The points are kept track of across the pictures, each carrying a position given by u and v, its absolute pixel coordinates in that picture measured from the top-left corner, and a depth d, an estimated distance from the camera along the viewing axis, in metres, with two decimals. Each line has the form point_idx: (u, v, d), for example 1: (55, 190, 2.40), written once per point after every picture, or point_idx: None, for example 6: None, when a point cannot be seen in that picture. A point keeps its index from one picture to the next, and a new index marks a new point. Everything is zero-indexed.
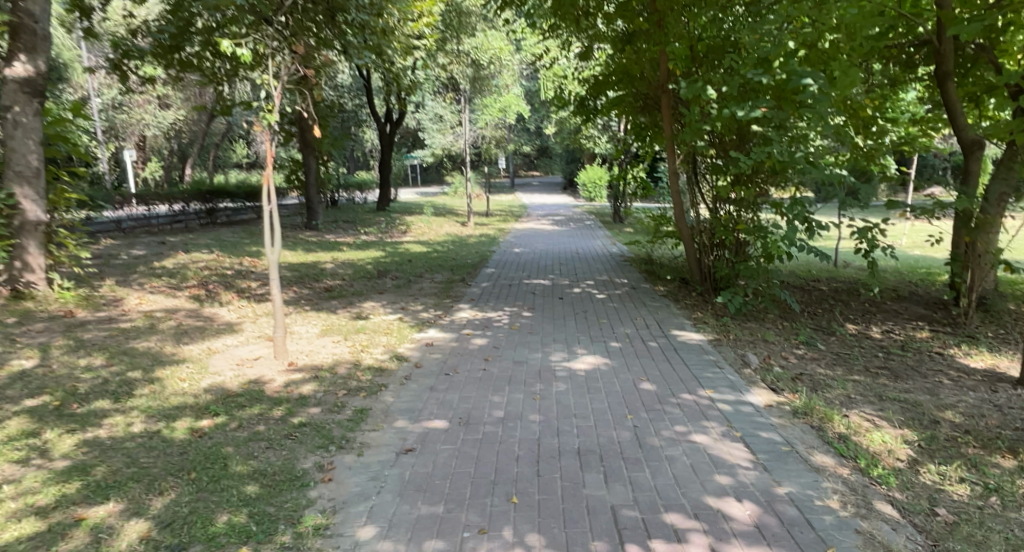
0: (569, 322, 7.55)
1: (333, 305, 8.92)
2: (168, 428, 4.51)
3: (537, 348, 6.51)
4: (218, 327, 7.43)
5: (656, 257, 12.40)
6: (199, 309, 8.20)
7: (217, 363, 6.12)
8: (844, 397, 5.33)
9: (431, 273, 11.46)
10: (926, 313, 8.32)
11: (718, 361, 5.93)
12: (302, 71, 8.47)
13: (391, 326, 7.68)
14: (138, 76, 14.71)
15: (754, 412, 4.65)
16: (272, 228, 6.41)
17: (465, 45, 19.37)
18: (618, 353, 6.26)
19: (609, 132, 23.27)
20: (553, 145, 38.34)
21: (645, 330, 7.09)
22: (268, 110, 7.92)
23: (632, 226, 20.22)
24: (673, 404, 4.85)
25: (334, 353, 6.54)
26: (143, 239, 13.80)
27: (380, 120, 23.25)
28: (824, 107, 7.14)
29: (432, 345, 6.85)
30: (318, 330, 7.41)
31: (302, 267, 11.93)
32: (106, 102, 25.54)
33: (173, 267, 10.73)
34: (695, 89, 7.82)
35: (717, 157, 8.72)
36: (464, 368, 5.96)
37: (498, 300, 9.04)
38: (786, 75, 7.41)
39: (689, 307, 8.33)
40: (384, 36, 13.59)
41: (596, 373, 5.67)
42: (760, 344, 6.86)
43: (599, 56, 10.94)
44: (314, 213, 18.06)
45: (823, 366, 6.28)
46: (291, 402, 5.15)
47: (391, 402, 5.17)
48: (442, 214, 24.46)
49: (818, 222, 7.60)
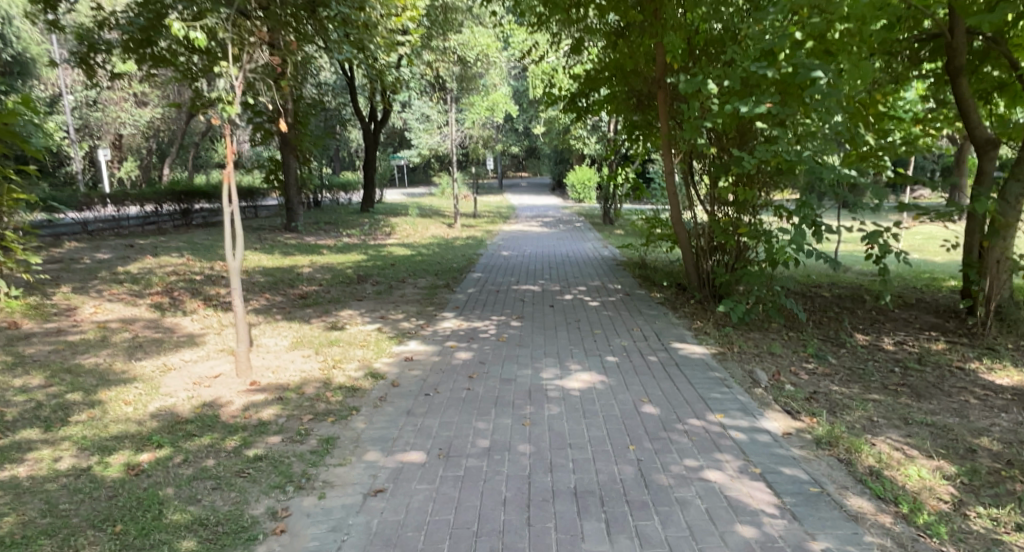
0: (560, 333, 6.98)
1: (307, 314, 8.32)
2: (101, 464, 3.93)
3: (527, 364, 5.94)
4: (178, 340, 6.83)
5: (650, 261, 11.87)
6: (159, 319, 7.60)
7: (170, 383, 5.54)
8: (867, 421, 4.80)
9: (413, 278, 10.88)
10: (938, 322, 7.82)
11: (725, 379, 5.38)
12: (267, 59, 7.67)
13: (368, 337, 7.09)
14: (107, 71, 14.03)
15: (772, 442, 4.11)
16: (234, 232, 5.85)
17: (452, 42, 18.75)
18: (615, 370, 5.69)
19: (599, 132, 22.75)
20: (541, 146, 37.81)
21: (642, 343, 6.54)
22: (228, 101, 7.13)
23: (623, 228, 19.70)
24: (680, 432, 4.31)
25: (304, 370, 5.95)
26: (110, 242, 13.14)
27: (364, 119, 22.61)
28: (834, 102, 6.61)
29: (411, 360, 6.26)
30: (288, 343, 6.82)
31: (277, 271, 11.32)
32: (79, 100, 24.75)
33: (138, 272, 10.11)
34: (694, 83, 7.27)
35: (717, 156, 8.18)
36: (445, 388, 5.38)
37: (484, 308, 8.48)
38: (792, 68, 6.89)
39: (688, 316, 7.80)
40: (366, 30, 12.94)
41: (592, 394, 5.11)
42: (767, 358, 6.34)
43: (591, 51, 10.37)
44: (295, 214, 17.60)
45: (838, 383, 5.75)
46: (248, 429, 4.58)
47: (362, 429, 4.58)
48: (427, 215, 23.86)
49: (826, 225, 7.06)
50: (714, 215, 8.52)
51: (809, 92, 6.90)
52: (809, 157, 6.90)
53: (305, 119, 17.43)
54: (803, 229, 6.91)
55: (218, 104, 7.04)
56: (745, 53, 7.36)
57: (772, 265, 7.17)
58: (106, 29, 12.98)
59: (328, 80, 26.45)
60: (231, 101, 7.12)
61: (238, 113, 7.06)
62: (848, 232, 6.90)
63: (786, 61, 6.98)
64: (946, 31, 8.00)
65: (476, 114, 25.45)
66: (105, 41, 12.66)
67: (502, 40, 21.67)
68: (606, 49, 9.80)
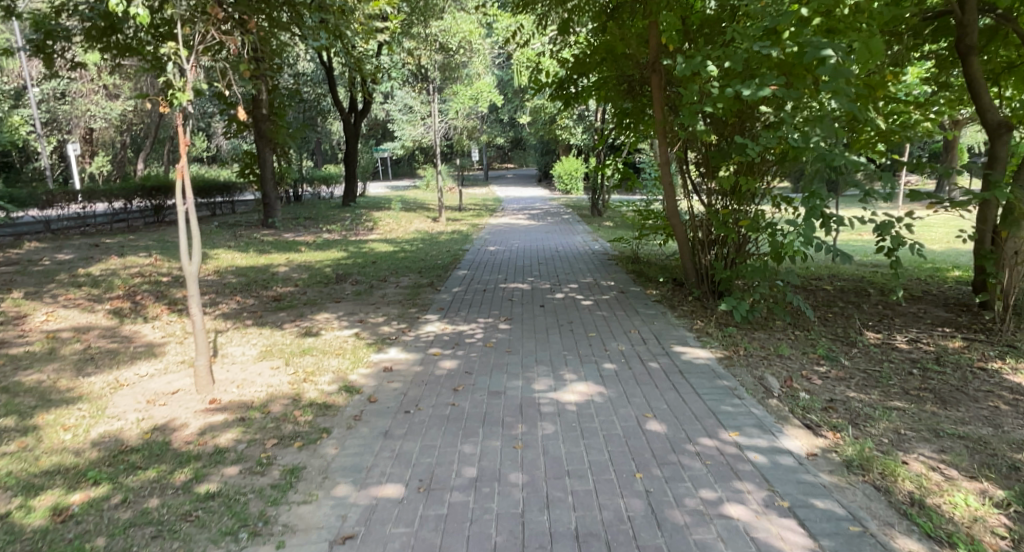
0: (552, 337, 6.47)
1: (280, 319, 7.75)
2: (23, 509, 3.45)
3: (518, 374, 5.42)
4: (135, 351, 6.27)
5: (643, 255, 11.39)
6: (117, 328, 7.02)
7: (119, 403, 5.00)
8: (895, 435, 4.31)
9: (395, 277, 10.32)
10: (950, 317, 7.35)
11: (735, 388, 4.88)
12: (223, 39, 6.88)
13: (344, 345, 6.55)
14: (68, 60, 13.34)
15: (798, 466, 3.63)
16: (190, 234, 5.31)
17: (433, 28, 18.08)
18: (614, 380, 5.19)
19: (585, 122, 22.18)
20: (527, 136, 37.18)
21: (642, 347, 6.04)
22: (180, 86, 6.40)
23: (612, 220, 19.20)
24: (691, 454, 3.83)
25: (272, 384, 5.41)
26: (73, 242, 12.48)
27: (344, 110, 21.92)
28: (845, 83, 6.12)
29: (389, 371, 5.72)
30: (256, 353, 6.26)
31: (251, 271, 10.73)
32: (45, 92, 23.90)
33: (100, 275, 9.50)
34: (693, 65, 6.79)
35: (717, 143, 7.67)
36: (428, 404, 4.86)
37: (470, 309, 7.95)
38: (798, 46, 6.40)
39: (688, 315, 7.31)
40: (343, 15, 12.38)
41: (590, 408, 4.60)
42: (776, 361, 5.85)
43: (579, 34, 9.90)
44: (272, 210, 17.00)
45: (855, 389, 5.27)
46: (203, 459, 4.05)
47: (333, 456, 4.06)
48: (411, 209, 23.24)
49: (836, 215, 6.41)
50: (715, 205, 8.04)
51: (820, 72, 6.41)
52: (819, 144, 6.39)
53: (282, 110, 16.74)
54: (809, 215, 6.31)
55: (169, 90, 6.31)
56: (747, 33, 6.88)
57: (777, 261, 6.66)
58: (65, 16, 12.33)
59: (307, 71, 25.72)
60: (182, 88, 6.40)
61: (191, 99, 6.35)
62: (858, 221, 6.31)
63: (791, 39, 6.49)
64: (956, 8, 7.46)
65: (460, 103, 24.83)
66: (64, 28, 11.96)
67: (485, 26, 21.01)
68: (596, 32, 9.39)
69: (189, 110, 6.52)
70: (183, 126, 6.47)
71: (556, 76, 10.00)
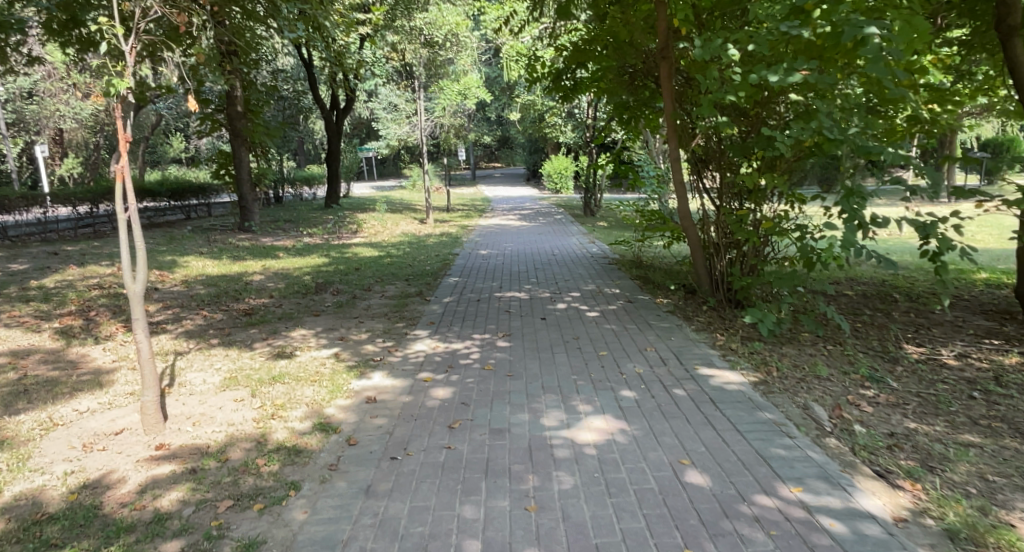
0: (559, 359, 5.68)
1: (250, 337, 6.92)
2: None
3: (523, 408, 4.64)
4: (79, 380, 5.43)
5: (646, 258, 10.65)
6: (63, 350, 6.20)
7: (48, 450, 4.21)
8: (983, 483, 3.52)
9: (380, 286, 9.51)
10: (994, 327, 6.61)
11: (781, 422, 4.12)
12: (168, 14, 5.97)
13: (320, 369, 5.72)
14: (26, 55, 12.42)
15: (887, 539, 2.98)
16: (133, 248, 4.51)
17: (417, 21, 17.25)
18: (637, 412, 4.43)
19: (575, 118, 21.42)
20: (514, 134, 36.39)
21: (662, 370, 5.28)
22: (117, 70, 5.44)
23: (606, 220, 18.48)
24: (750, 520, 3.12)
25: (234, 422, 4.61)
26: (30, 250, 11.61)
27: (326, 108, 21.04)
28: (886, 66, 5.41)
29: (373, 403, 4.92)
30: (219, 381, 5.45)
31: (223, 280, 9.91)
32: (12, 91, 22.91)
33: (54, 287, 8.65)
34: (712, 49, 6.18)
35: (736, 137, 6.94)
36: (418, 447, 4.07)
37: (464, 324, 7.15)
38: (831, 26, 5.71)
39: (706, 328, 6.55)
40: (322, 5, 11.80)
41: (613, 452, 3.85)
42: (815, 384, 5.09)
43: (578, 22, 9.23)
44: (249, 213, 16.19)
45: (914, 417, 4.49)
46: (139, 532, 3.29)
47: (301, 525, 3.31)
48: (397, 210, 22.41)
49: (875, 216, 5.60)
50: (734, 207, 7.32)
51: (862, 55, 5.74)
52: (857, 136, 5.70)
53: (258, 108, 15.89)
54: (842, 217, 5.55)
55: (104, 77, 5.35)
56: (770, 13, 6.19)
57: (810, 268, 5.91)
58: (21, 7, 11.40)
59: (287, 68, 24.79)
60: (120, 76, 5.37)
61: (130, 88, 5.34)
62: (903, 221, 5.52)
63: (823, 18, 5.80)
64: None
65: (446, 100, 24.00)
66: (19, 19, 10.83)
67: (471, 19, 20.19)
68: (596, 19, 8.70)
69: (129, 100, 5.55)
70: (122, 120, 5.45)
71: (552, 67, 9.31)
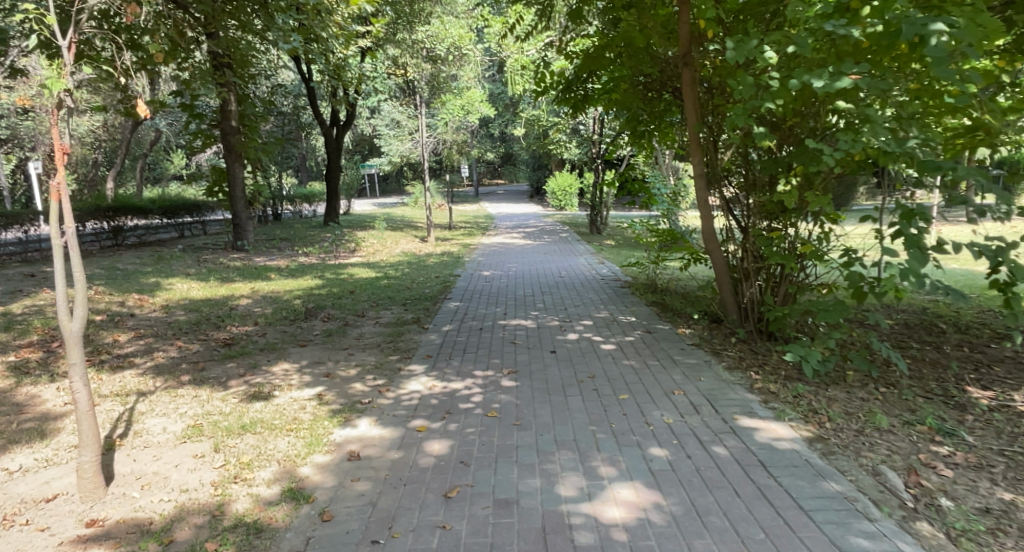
0: (574, 405, 4.93)
1: (226, 373, 6.17)
2: None
3: (533, 470, 3.89)
4: (17, 429, 4.67)
5: (661, 282, 9.93)
6: (9, 390, 5.46)
7: None
8: None
9: (375, 311, 8.78)
10: None
11: (853, 498, 3.44)
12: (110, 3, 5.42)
13: (299, 415, 4.97)
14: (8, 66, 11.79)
15: None
16: (70, 280, 3.81)
17: (419, 34, 16.66)
18: (672, 478, 3.70)
19: (580, 135, 20.80)
20: (517, 151, 35.80)
21: (696, 419, 4.54)
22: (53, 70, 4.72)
23: (614, 239, 17.80)
24: None
25: (188, 487, 3.86)
26: (6, 272, 10.93)
27: (325, 124, 20.45)
28: (949, 71, 4.71)
29: (356, 461, 4.16)
30: (179, 431, 4.68)
31: (207, 305, 9.19)
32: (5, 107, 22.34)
33: (18, 314, 7.91)
34: (746, 51, 5.48)
35: (771, 150, 6.25)
36: (405, 526, 3.38)
37: (465, 358, 6.40)
38: (884, 26, 5.04)
39: (739, 366, 5.80)
40: (318, 16, 11.47)
41: (647, 540, 3.17)
42: (878, 439, 4.36)
43: (591, 28, 8.55)
44: (243, 231, 15.56)
45: (1006, 485, 3.76)
46: None
47: None
48: (397, 228, 21.81)
49: (940, 241, 4.87)
50: (764, 228, 6.61)
51: (922, 54, 5.11)
52: (916, 149, 5.03)
53: (253, 123, 15.28)
54: (899, 240, 4.88)
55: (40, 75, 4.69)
56: (809, 12, 5.54)
57: (861, 300, 5.18)
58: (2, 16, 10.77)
59: (287, 83, 24.24)
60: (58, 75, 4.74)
61: (69, 90, 4.73)
62: (972, 247, 4.83)
63: (874, 16, 5.16)
64: None
65: (448, 115, 23.37)
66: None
67: (476, 33, 19.62)
68: (610, 24, 8.01)
69: (65, 102, 4.80)
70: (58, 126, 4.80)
71: (562, 76, 8.62)
